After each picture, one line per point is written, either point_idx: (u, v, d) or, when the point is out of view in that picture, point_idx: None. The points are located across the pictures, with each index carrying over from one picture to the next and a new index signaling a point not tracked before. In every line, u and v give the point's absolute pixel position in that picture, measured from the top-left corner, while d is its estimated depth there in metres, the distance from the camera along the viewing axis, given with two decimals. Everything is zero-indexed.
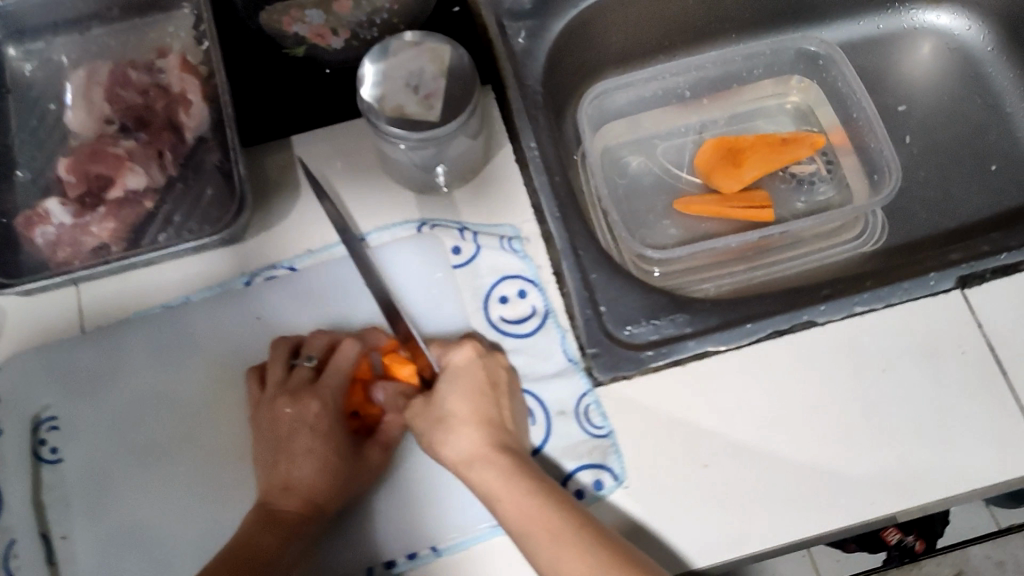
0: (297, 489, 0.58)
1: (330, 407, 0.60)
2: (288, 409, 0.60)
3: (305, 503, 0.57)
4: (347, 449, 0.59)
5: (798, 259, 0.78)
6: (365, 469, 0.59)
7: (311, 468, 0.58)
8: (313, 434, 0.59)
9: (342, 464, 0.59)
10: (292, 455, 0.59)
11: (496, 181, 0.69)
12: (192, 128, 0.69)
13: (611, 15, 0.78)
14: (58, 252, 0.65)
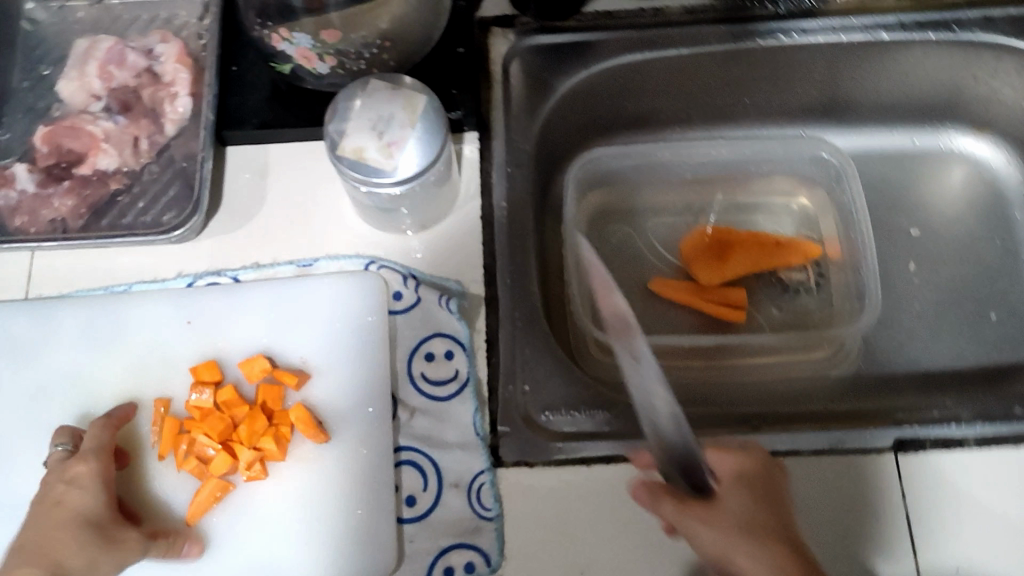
0: (39, 553, 0.53)
1: (97, 473, 0.57)
2: (71, 471, 0.57)
3: (47, 564, 0.52)
4: (109, 526, 0.56)
5: (756, 371, 0.74)
6: (126, 543, 0.56)
7: (54, 530, 0.54)
8: (72, 495, 0.56)
9: (99, 534, 0.55)
10: (44, 535, 0.54)
11: (455, 235, 0.69)
12: (173, 119, 0.70)
13: (625, 82, 0.76)
14: (15, 218, 0.67)
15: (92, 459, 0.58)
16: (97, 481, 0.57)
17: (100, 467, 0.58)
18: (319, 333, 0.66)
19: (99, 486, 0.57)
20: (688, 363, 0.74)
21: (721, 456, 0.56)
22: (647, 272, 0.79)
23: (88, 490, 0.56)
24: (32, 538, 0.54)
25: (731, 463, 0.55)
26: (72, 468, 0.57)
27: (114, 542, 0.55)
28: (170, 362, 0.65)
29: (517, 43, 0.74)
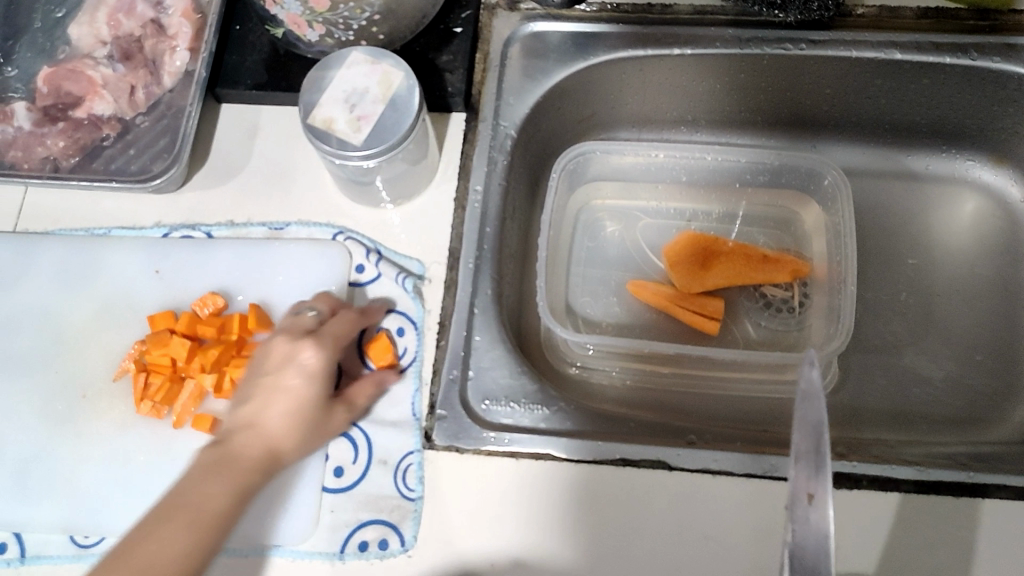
0: (258, 433, 0.57)
1: (326, 364, 0.59)
2: (304, 358, 0.59)
3: (264, 447, 0.57)
4: (324, 408, 0.59)
5: (724, 386, 0.72)
6: (331, 423, 0.60)
7: (277, 416, 0.58)
8: (300, 384, 0.59)
9: (309, 424, 0.59)
10: (287, 430, 0.58)
11: (426, 213, 0.69)
12: (171, 73, 0.72)
13: (627, 77, 0.75)
14: (10, 153, 0.70)
15: (326, 347, 0.60)
16: (324, 371, 0.59)
17: (328, 356, 0.60)
18: (277, 294, 0.67)
19: (323, 370, 0.59)
20: (654, 369, 0.73)
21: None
22: (629, 273, 0.79)
23: (312, 383, 0.59)
24: (280, 437, 0.57)
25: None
26: (302, 345, 0.60)
27: (321, 418, 0.60)
28: (134, 309, 0.67)
29: (518, 27, 0.73)
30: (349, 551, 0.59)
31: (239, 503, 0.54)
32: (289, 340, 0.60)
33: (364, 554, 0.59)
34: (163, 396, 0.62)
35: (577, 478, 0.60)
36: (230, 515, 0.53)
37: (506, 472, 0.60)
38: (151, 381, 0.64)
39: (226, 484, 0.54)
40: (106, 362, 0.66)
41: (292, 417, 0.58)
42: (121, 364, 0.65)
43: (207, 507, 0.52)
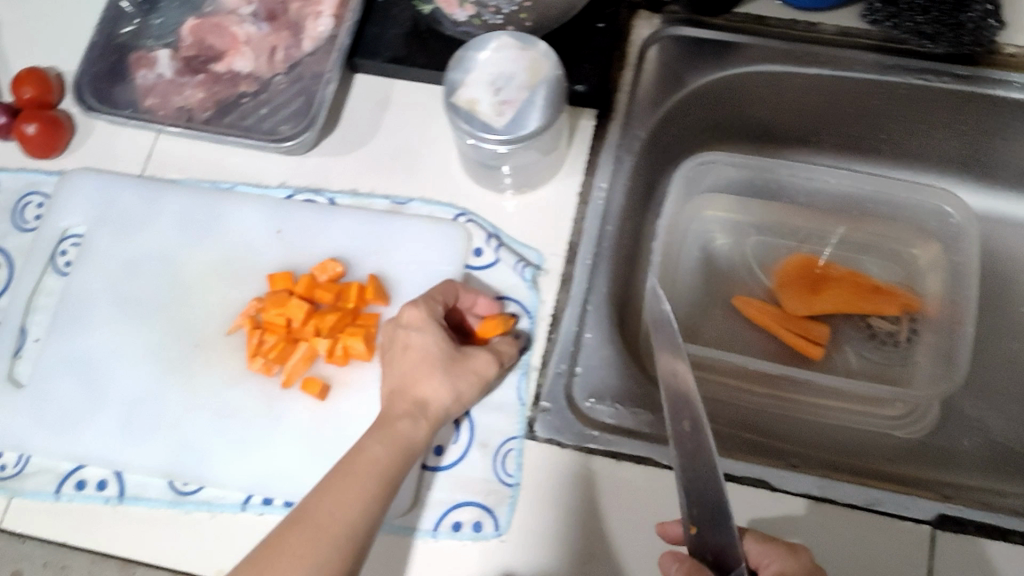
0: (411, 396, 0.58)
1: (432, 315, 0.61)
2: (409, 316, 0.61)
3: (414, 402, 0.58)
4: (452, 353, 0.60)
5: (820, 412, 0.71)
6: (474, 365, 0.60)
7: (421, 374, 0.59)
8: (418, 340, 0.61)
9: (450, 368, 0.59)
10: (425, 387, 0.58)
11: (549, 205, 0.69)
12: (312, 38, 0.72)
13: (759, 91, 0.74)
14: (148, 99, 0.72)
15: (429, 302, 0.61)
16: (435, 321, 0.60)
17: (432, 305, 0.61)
18: (394, 266, 0.67)
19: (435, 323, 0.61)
20: (750, 387, 0.72)
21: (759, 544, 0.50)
22: (734, 288, 0.78)
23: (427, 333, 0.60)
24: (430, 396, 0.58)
25: (772, 562, 0.49)
26: (409, 311, 0.62)
27: (458, 362, 0.60)
28: (251, 266, 0.68)
29: (662, 29, 0.74)
30: (442, 530, 0.59)
31: (403, 457, 0.55)
32: (404, 311, 0.63)
33: (457, 534, 0.59)
34: (275, 355, 0.63)
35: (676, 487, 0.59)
36: (406, 467, 0.54)
37: (605, 473, 0.60)
38: (265, 341, 0.64)
39: (385, 441, 0.55)
40: (220, 315, 0.66)
41: (430, 380, 0.59)
42: (236, 319, 0.66)
43: (368, 460, 0.53)
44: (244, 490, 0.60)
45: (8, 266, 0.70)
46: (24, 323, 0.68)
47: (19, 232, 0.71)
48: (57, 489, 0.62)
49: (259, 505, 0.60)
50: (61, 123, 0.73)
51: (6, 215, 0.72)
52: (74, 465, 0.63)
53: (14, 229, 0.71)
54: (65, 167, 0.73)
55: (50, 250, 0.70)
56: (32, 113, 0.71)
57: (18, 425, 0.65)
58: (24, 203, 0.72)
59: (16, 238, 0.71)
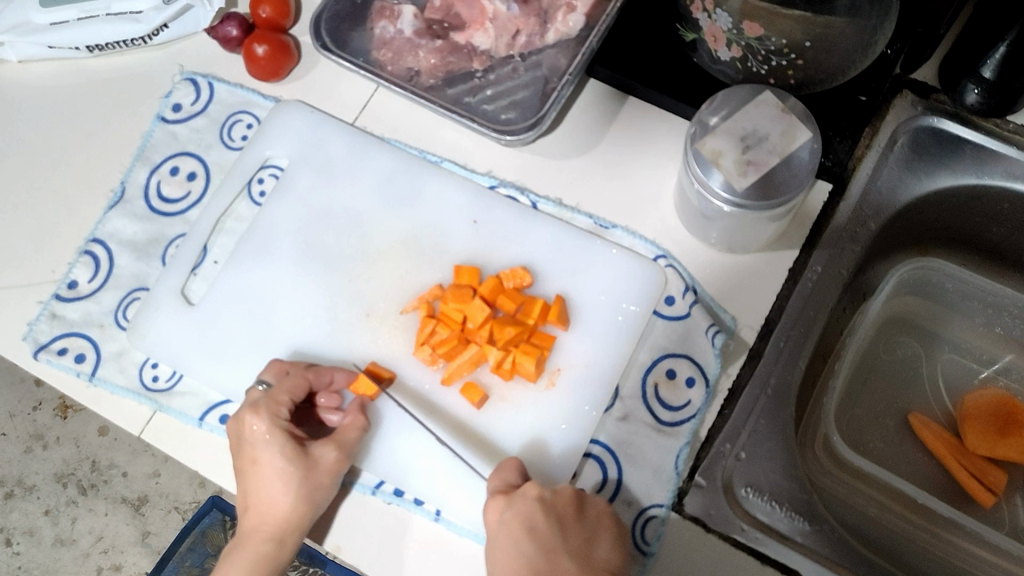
0: (254, 509, 0.57)
1: (272, 422, 0.58)
2: (251, 429, 0.58)
3: (274, 523, 0.56)
4: (301, 452, 0.57)
5: (977, 566, 0.65)
6: (322, 467, 0.57)
7: (264, 491, 0.57)
8: (268, 456, 0.57)
9: (299, 480, 0.56)
10: (258, 500, 0.57)
11: (755, 275, 0.64)
12: (558, 30, 0.68)
13: (1009, 207, 0.67)
14: (381, 51, 0.70)
15: (263, 408, 0.58)
16: (278, 427, 0.57)
17: (273, 416, 0.58)
18: (581, 291, 0.65)
19: (281, 431, 0.57)
20: (902, 513, 0.67)
21: (529, 498, 0.55)
22: (914, 402, 0.72)
23: (271, 442, 0.57)
24: (255, 509, 0.57)
25: (532, 502, 0.55)
26: (253, 423, 0.58)
27: (312, 469, 0.57)
28: (439, 248, 0.66)
29: (920, 116, 0.67)
30: None
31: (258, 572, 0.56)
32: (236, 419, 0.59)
33: None
34: (445, 351, 0.62)
35: None
36: (286, 550, 0.56)
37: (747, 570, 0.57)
38: (438, 333, 0.63)
39: (268, 535, 0.56)
40: (397, 292, 0.65)
41: (261, 477, 0.57)
42: (413, 300, 0.65)
43: (259, 541, 0.57)
44: (377, 474, 0.61)
45: (205, 179, 0.70)
46: (207, 240, 0.68)
47: (224, 147, 0.71)
48: (200, 416, 0.63)
49: (390, 494, 0.60)
50: (289, 50, 0.71)
51: (215, 128, 0.72)
52: (223, 398, 0.64)
53: (219, 143, 0.71)
54: (282, 94, 0.72)
55: (249, 176, 0.70)
56: (263, 33, 0.70)
57: (180, 341, 0.65)
58: (235, 121, 0.72)
59: (219, 152, 0.71)
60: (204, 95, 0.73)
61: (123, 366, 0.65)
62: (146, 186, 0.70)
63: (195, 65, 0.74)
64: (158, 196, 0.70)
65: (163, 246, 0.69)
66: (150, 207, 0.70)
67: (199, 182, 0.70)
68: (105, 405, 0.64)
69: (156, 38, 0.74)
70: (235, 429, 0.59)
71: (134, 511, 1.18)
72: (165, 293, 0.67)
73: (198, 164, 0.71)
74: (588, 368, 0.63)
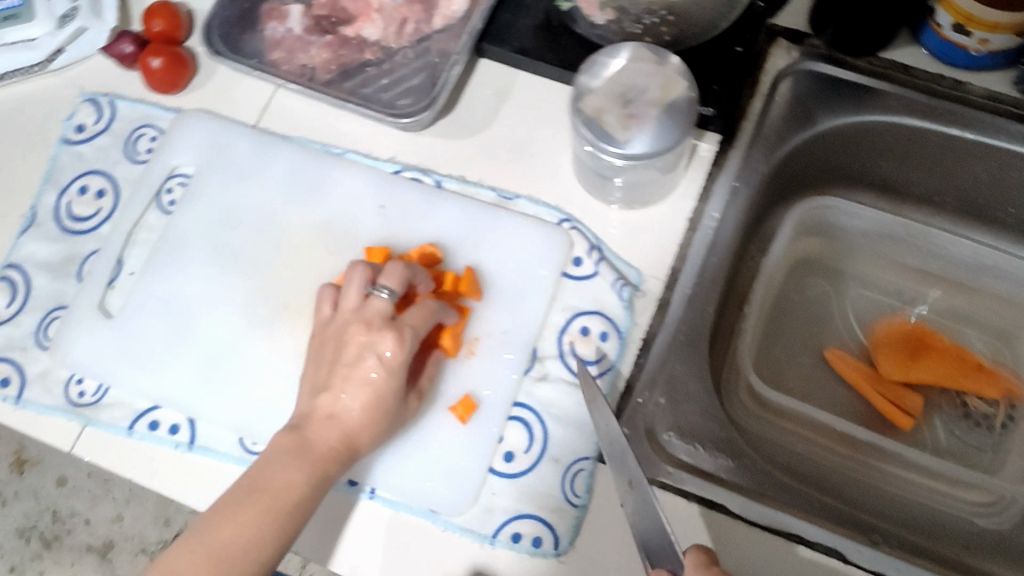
0: (337, 422, 0.57)
1: (404, 356, 0.59)
2: (384, 347, 0.58)
3: (343, 441, 0.57)
4: (402, 397, 0.60)
5: (901, 485, 0.67)
6: (408, 415, 0.60)
7: (360, 408, 0.57)
8: (382, 379, 0.58)
9: (391, 419, 0.59)
10: (343, 414, 0.58)
11: (657, 226, 0.66)
12: (444, 15, 0.71)
13: (890, 141, 0.70)
14: (274, 52, 0.72)
15: (405, 336, 0.59)
16: (407, 359, 0.59)
17: (408, 349, 0.59)
18: (491, 261, 0.67)
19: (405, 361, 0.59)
20: (824, 443, 0.69)
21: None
22: (829, 337, 0.75)
23: (394, 369, 0.58)
24: (336, 419, 0.57)
25: None
26: (387, 343, 0.58)
27: (399, 414, 0.59)
28: (351, 236, 0.68)
29: (799, 61, 0.69)
30: (501, 538, 0.58)
31: (315, 487, 0.55)
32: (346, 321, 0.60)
33: (515, 545, 0.58)
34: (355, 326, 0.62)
35: (739, 540, 0.56)
36: (337, 473, 0.57)
37: (673, 509, 0.57)
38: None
39: (335, 456, 0.56)
40: (311, 280, 0.66)
41: (361, 396, 0.58)
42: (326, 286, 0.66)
43: (320, 457, 0.56)
44: None
45: (114, 195, 0.71)
46: (121, 254, 0.69)
47: (130, 162, 0.72)
48: (129, 425, 0.63)
49: None
50: (186, 61, 0.73)
51: (120, 146, 0.73)
52: (149, 405, 0.64)
53: (125, 159, 0.72)
54: (182, 105, 0.74)
55: (157, 187, 0.71)
56: (158, 47, 0.71)
57: (103, 354, 0.66)
58: (138, 136, 0.73)
59: (126, 168, 0.72)
60: (106, 114, 0.74)
61: (47, 385, 0.66)
62: (56, 209, 0.71)
63: (95, 87, 0.75)
64: (69, 216, 0.71)
65: (77, 265, 0.69)
66: (62, 228, 0.70)
67: (108, 199, 0.71)
68: (31, 425, 0.64)
69: (53, 65, 0.75)
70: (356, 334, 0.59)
71: (100, 558, 1.16)
72: (84, 310, 0.67)
73: (106, 182, 0.72)
74: (501, 333, 0.65)
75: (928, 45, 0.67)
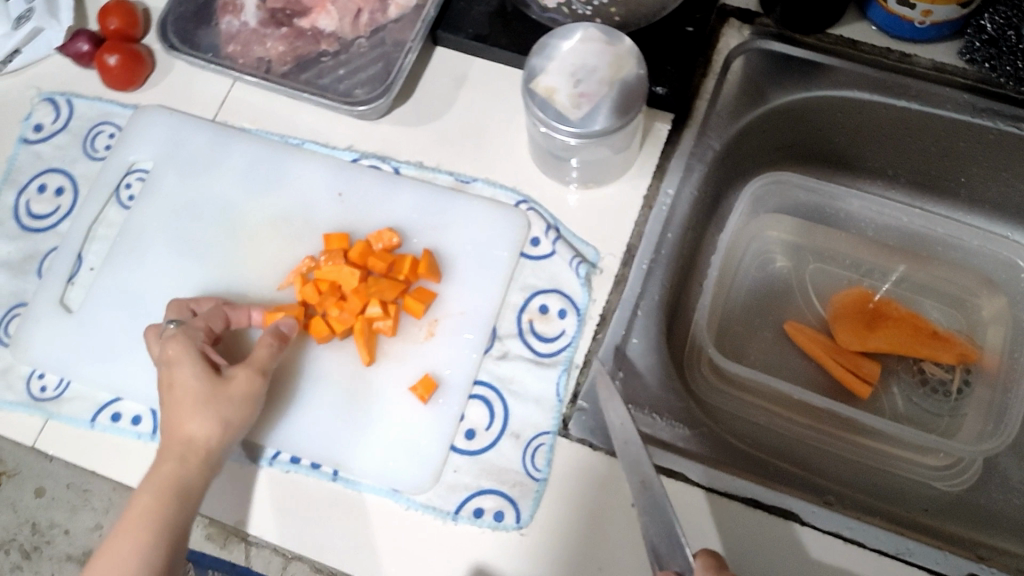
0: (171, 433, 0.57)
1: (187, 343, 0.60)
2: (169, 350, 0.60)
3: (184, 442, 0.57)
4: (213, 373, 0.59)
5: (860, 453, 0.68)
6: (232, 386, 0.58)
7: (180, 409, 0.57)
8: (182, 375, 0.59)
9: (209, 398, 0.57)
10: (173, 421, 0.58)
11: (613, 205, 0.67)
12: (399, 5, 0.72)
13: (841, 116, 0.72)
14: (229, 45, 0.72)
15: (182, 334, 0.60)
16: (192, 348, 0.60)
17: (189, 338, 0.60)
18: (449, 244, 0.67)
19: (197, 356, 0.59)
20: (784, 414, 0.71)
21: None
22: (787, 311, 0.76)
23: (187, 363, 0.59)
24: (169, 427, 0.58)
25: None
26: (170, 349, 0.60)
27: (220, 388, 0.58)
28: (310, 224, 0.68)
29: (750, 40, 0.71)
30: (463, 514, 0.59)
31: (170, 494, 0.55)
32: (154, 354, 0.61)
33: (478, 521, 0.58)
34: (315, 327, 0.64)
35: (695, 506, 0.58)
36: (194, 470, 0.56)
37: None
38: (326, 310, 0.64)
39: (176, 457, 0.56)
40: (272, 269, 0.67)
41: (178, 402, 0.58)
42: (288, 275, 0.66)
43: (167, 467, 0.56)
44: (273, 445, 0.63)
45: (72, 192, 0.71)
46: (81, 249, 0.69)
47: (88, 159, 0.72)
48: (92, 418, 0.64)
49: (287, 463, 0.62)
50: (142, 57, 0.73)
51: (78, 143, 0.73)
52: (111, 397, 0.64)
53: (83, 155, 0.72)
54: (139, 101, 0.74)
55: (116, 182, 0.71)
56: (114, 44, 0.72)
57: (63, 349, 0.66)
58: (96, 133, 0.73)
59: (84, 164, 0.72)
60: (64, 112, 0.74)
61: (10, 381, 0.66)
62: (16, 207, 0.71)
63: (51, 86, 0.75)
64: (29, 214, 0.71)
65: (37, 261, 0.69)
66: (21, 226, 0.71)
67: (67, 196, 0.71)
68: None
69: (9, 65, 0.75)
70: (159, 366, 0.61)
71: None
72: (44, 305, 0.67)
73: (64, 179, 0.72)
74: (461, 315, 0.65)
75: (876, 19, 0.69)
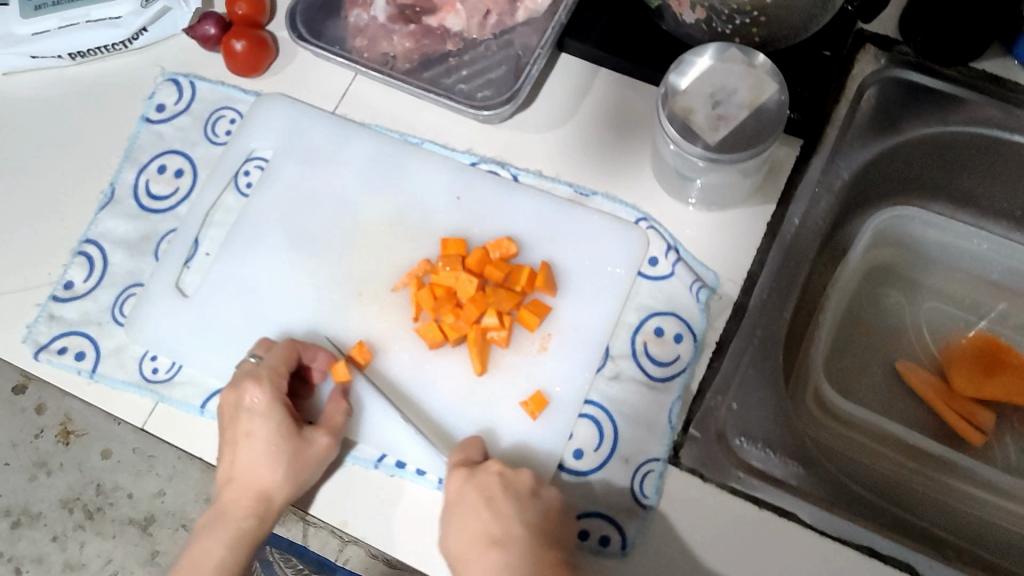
0: (241, 482, 0.58)
1: (271, 396, 0.59)
2: (250, 399, 0.59)
3: (257, 496, 0.57)
4: (296, 432, 0.58)
5: (968, 501, 0.66)
6: (313, 450, 0.58)
7: (253, 462, 0.58)
8: (261, 428, 0.58)
9: (290, 461, 0.57)
10: (245, 471, 0.58)
11: (735, 230, 0.66)
12: (528, 8, 0.70)
13: (976, 153, 0.68)
14: (356, 39, 0.72)
15: (266, 382, 0.59)
16: (273, 401, 0.59)
17: (274, 390, 0.59)
18: (567, 257, 0.67)
19: (278, 409, 0.59)
20: (897, 458, 0.68)
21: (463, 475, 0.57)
22: (900, 351, 0.75)
23: (269, 416, 0.58)
24: (238, 475, 0.58)
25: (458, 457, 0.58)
26: (252, 395, 0.59)
27: (301, 451, 0.58)
28: (426, 226, 0.68)
29: (885, 68, 0.68)
30: None
31: (238, 546, 0.58)
32: (231, 388, 0.61)
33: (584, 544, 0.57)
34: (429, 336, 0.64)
35: (805, 549, 0.56)
36: (264, 525, 0.58)
37: (743, 514, 0.57)
38: (441, 316, 0.64)
39: (249, 509, 0.58)
40: (386, 268, 0.67)
41: (252, 454, 0.58)
42: (403, 276, 0.66)
43: (238, 515, 0.58)
44: (379, 447, 0.61)
45: (191, 176, 0.72)
46: (198, 234, 0.70)
47: (209, 144, 0.73)
48: (202, 404, 0.64)
49: (393, 467, 0.61)
50: (266, 44, 0.73)
51: (201, 127, 0.73)
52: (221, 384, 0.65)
53: (204, 139, 0.73)
54: (263, 88, 0.74)
55: (235, 169, 0.71)
56: (241, 30, 0.72)
57: (176, 333, 0.66)
58: (218, 118, 0.74)
59: (205, 148, 0.73)
60: (186, 95, 0.75)
61: (122, 361, 0.66)
62: (135, 186, 0.72)
63: (176, 67, 0.76)
64: (148, 194, 0.72)
65: (154, 241, 0.70)
66: (140, 206, 0.71)
67: (186, 178, 0.72)
68: (104, 399, 0.65)
69: (136, 42, 0.76)
70: (229, 399, 0.60)
71: (141, 532, 1.12)
72: (159, 287, 0.68)
73: (184, 162, 0.72)
74: (575, 330, 0.65)
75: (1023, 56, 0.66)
